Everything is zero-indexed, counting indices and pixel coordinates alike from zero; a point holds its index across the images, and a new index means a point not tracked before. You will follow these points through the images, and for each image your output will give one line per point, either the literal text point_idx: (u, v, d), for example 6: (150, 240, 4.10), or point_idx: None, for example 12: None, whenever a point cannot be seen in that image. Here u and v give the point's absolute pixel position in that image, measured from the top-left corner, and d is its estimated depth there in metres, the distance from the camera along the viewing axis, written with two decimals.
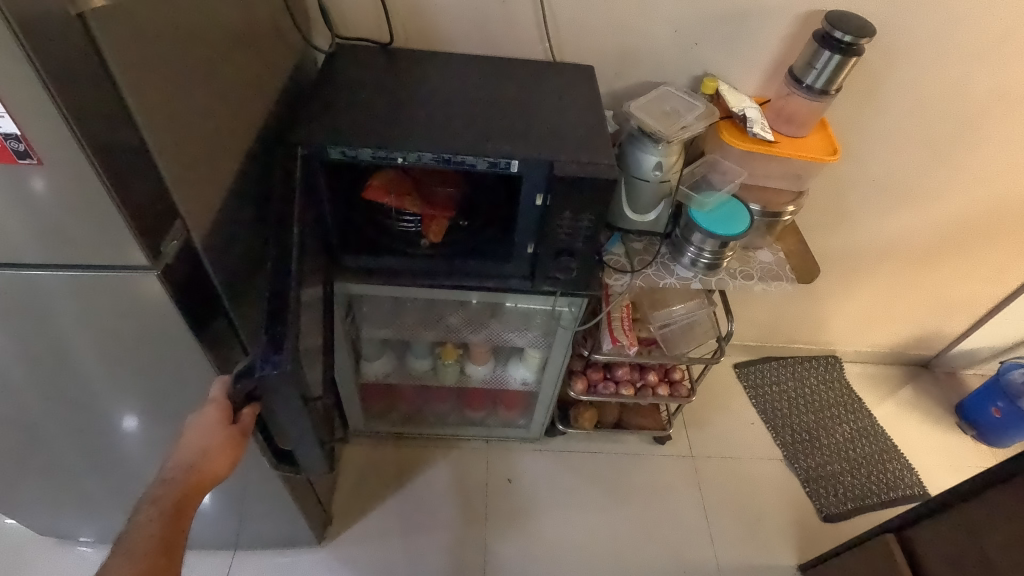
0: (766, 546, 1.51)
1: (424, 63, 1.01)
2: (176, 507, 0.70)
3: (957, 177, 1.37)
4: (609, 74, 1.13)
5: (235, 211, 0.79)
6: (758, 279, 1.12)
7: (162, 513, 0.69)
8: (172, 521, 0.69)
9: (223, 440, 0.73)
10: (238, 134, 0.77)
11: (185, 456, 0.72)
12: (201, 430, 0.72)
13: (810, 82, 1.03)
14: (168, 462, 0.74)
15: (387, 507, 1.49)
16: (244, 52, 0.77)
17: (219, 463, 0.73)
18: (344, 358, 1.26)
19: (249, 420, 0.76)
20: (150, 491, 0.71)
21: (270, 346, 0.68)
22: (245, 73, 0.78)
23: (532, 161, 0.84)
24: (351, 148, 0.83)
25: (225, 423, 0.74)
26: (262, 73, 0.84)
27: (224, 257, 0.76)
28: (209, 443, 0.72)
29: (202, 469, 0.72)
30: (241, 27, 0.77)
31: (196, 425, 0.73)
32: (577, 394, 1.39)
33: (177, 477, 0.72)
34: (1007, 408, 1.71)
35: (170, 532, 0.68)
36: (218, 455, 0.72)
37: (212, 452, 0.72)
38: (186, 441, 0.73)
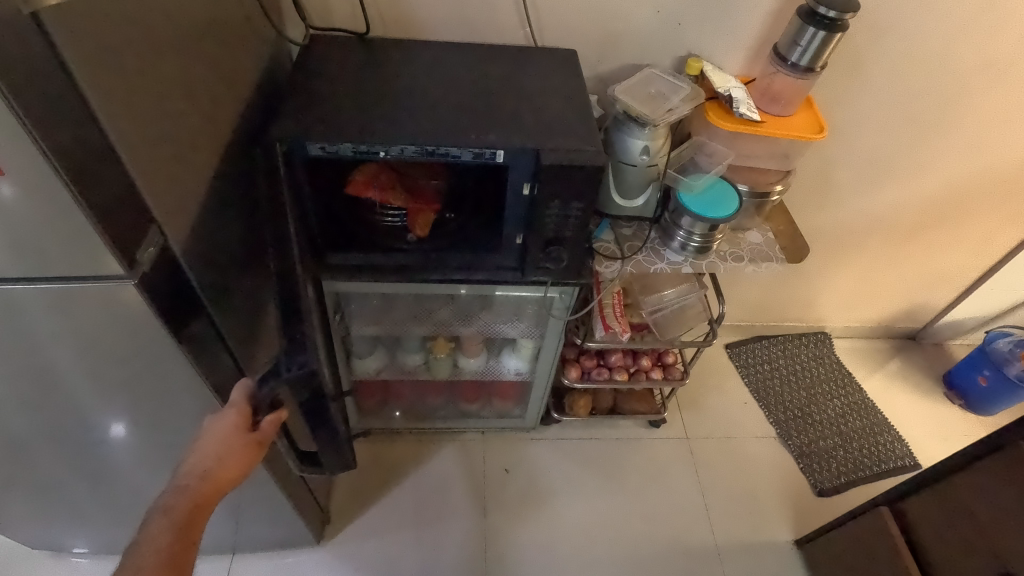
0: (763, 523, 1.53)
1: (402, 52, 0.98)
2: (187, 519, 0.68)
3: (941, 149, 1.37)
4: (592, 57, 1.11)
5: (216, 214, 0.77)
6: (748, 260, 1.12)
7: (173, 524, 0.67)
8: (181, 535, 0.67)
9: (239, 447, 0.72)
10: (213, 134, 0.75)
11: (198, 462, 0.70)
12: (217, 436, 0.71)
13: (795, 59, 1.01)
14: (181, 467, 0.72)
15: (386, 503, 1.48)
16: (214, 47, 0.74)
17: (233, 470, 0.71)
18: (335, 357, 1.24)
19: (268, 430, 0.74)
20: (164, 499, 0.69)
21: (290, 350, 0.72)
22: (216, 68, 0.75)
23: (519, 150, 0.82)
24: (330, 143, 0.81)
25: (244, 430, 0.73)
26: (235, 68, 0.81)
27: (205, 261, 0.74)
28: (224, 450, 0.71)
29: (217, 476, 0.70)
30: (210, 20, 0.74)
31: (215, 429, 0.72)
32: (571, 382, 1.39)
33: (191, 485, 0.70)
34: (994, 375, 1.74)
35: (178, 546, 0.66)
36: (233, 463, 0.71)
37: (227, 459, 0.71)
38: (202, 447, 0.71)
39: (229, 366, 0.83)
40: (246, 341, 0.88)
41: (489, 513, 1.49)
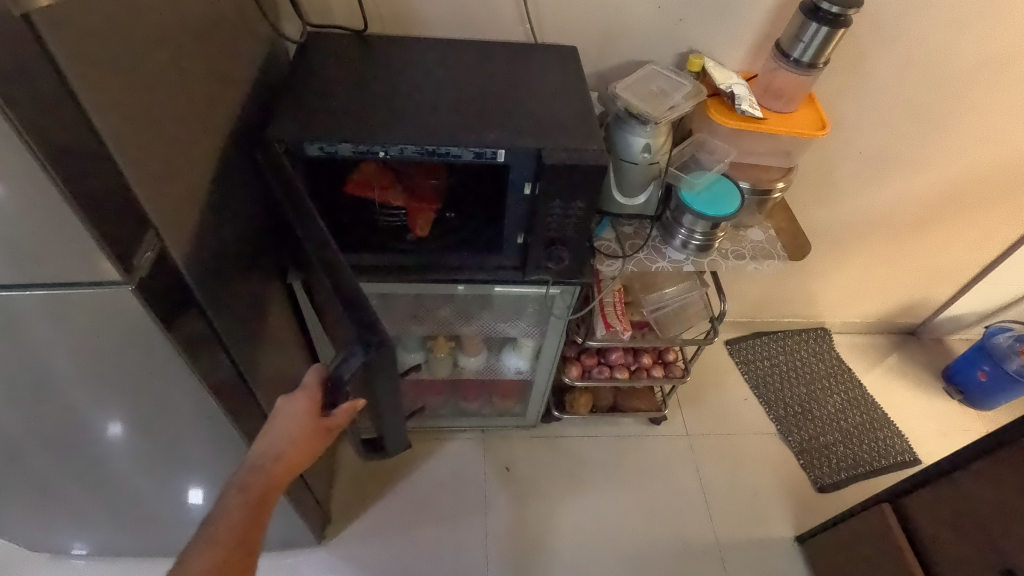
0: (764, 520, 1.53)
1: (400, 49, 0.97)
2: (260, 497, 0.69)
3: (944, 145, 1.37)
4: (593, 53, 1.09)
5: (215, 216, 0.76)
6: (750, 258, 1.11)
7: (248, 502, 0.68)
8: (253, 512, 0.68)
9: (310, 432, 0.69)
10: (211, 135, 0.74)
11: (275, 443, 0.70)
12: (290, 418, 0.69)
13: (797, 56, 1.00)
14: (255, 445, 0.71)
15: (387, 502, 1.48)
16: (210, 46, 0.73)
17: (304, 452, 0.71)
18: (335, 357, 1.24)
19: (339, 420, 0.70)
20: (240, 473, 0.69)
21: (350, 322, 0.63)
22: (213, 67, 0.74)
23: (520, 150, 0.81)
24: (329, 143, 0.80)
25: (316, 416, 0.69)
26: (232, 67, 0.79)
27: (205, 265, 0.73)
28: (296, 433, 0.69)
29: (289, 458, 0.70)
30: (206, 19, 0.73)
31: (287, 410, 0.69)
32: (572, 380, 1.39)
33: (264, 465, 0.70)
34: (993, 371, 1.74)
35: (249, 525, 0.67)
36: (304, 446, 0.70)
37: (298, 441, 0.70)
38: (278, 428, 0.70)
39: (229, 369, 0.83)
40: (246, 343, 0.87)
41: (491, 510, 1.49)
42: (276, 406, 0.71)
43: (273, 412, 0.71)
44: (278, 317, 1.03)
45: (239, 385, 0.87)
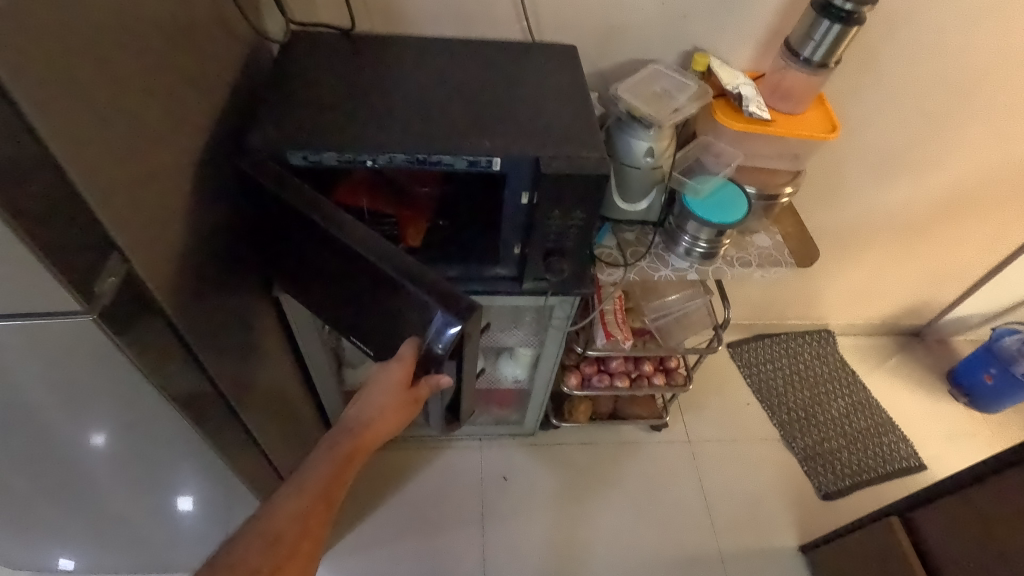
0: (767, 529, 1.50)
1: (389, 49, 0.92)
2: (344, 461, 0.68)
3: (954, 145, 1.32)
4: (592, 52, 1.04)
5: (192, 231, 0.72)
6: (756, 265, 1.07)
7: (332, 461, 0.67)
8: (337, 474, 0.67)
9: (399, 402, 0.69)
10: (185, 146, 0.69)
11: (362, 409, 0.69)
12: (383, 386, 0.69)
13: (807, 55, 0.96)
14: (348, 410, 0.71)
15: (383, 512, 1.45)
16: (182, 51, 0.68)
17: (390, 423, 0.70)
18: (326, 368, 1.19)
19: (428, 392, 0.71)
20: (329, 434, 0.70)
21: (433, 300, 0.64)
22: (186, 73, 0.69)
23: (517, 158, 0.77)
24: (314, 152, 0.75)
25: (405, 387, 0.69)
26: (208, 71, 0.74)
27: (179, 284, 0.69)
28: (386, 403, 0.69)
29: (373, 428, 0.69)
30: (179, 21, 0.68)
31: (382, 380, 0.69)
32: (571, 389, 1.34)
33: (352, 429, 0.69)
34: (1000, 373, 1.71)
35: (332, 484, 0.66)
36: (391, 417, 0.69)
37: (387, 411, 0.69)
38: (369, 394, 0.70)
39: (208, 390, 0.79)
40: (227, 362, 0.83)
41: (488, 523, 1.45)
42: (372, 373, 0.72)
43: (366, 378, 0.72)
44: (265, 330, 0.99)
45: (219, 406, 0.82)
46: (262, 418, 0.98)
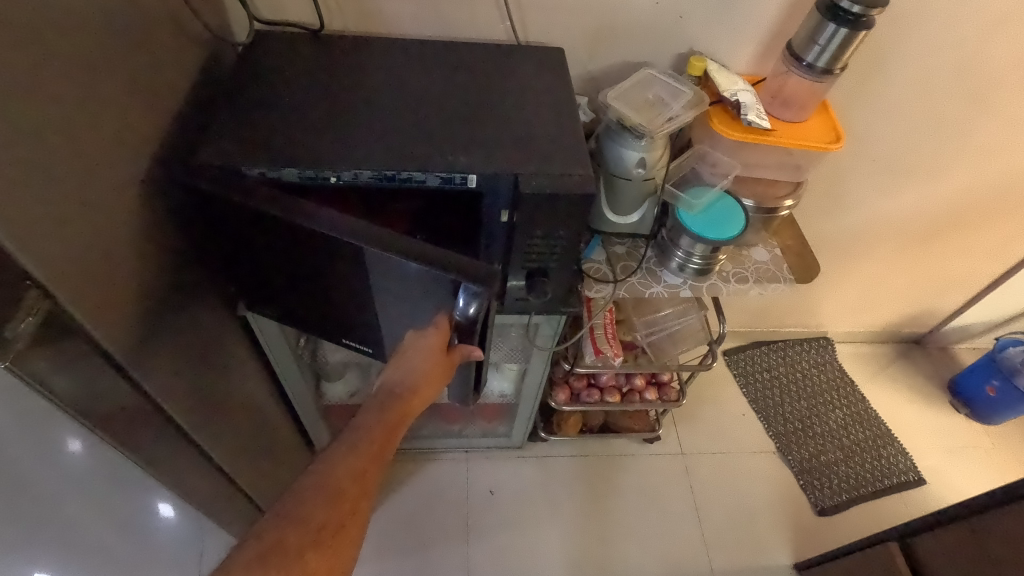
0: (761, 546, 1.46)
1: (363, 51, 0.85)
2: (394, 422, 0.70)
3: (964, 153, 1.26)
4: (582, 54, 0.98)
5: (139, 254, 0.65)
6: (753, 282, 1.01)
7: (385, 422, 0.70)
8: (390, 432, 0.70)
9: (439, 367, 0.70)
10: (128, 162, 0.62)
11: (405, 371, 0.71)
12: (424, 351, 0.70)
13: (811, 60, 0.89)
14: (386, 377, 0.72)
15: (373, 527, 1.40)
16: (127, 58, 0.62)
17: (431, 389, 0.70)
18: (302, 384, 1.14)
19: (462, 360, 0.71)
20: (375, 397, 0.71)
21: (449, 275, 0.59)
22: (132, 83, 0.63)
23: (497, 175, 0.71)
24: (272, 167, 0.69)
25: (444, 353, 0.70)
26: (160, 78, 0.68)
27: (121, 314, 0.62)
28: (429, 367, 0.70)
29: (417, 394, 0.70)
30: (121, 24, 0.61)
31: (421, 346, 0.71)
32: (559, 405, 1.29)
33: (398, 395, 0.70)
34: (1003, 386, 1.66)
35: (383, 442, 0.68)
36: (433, 381, 0.70)
37: (430, 377, 0.70)
38: (409, 359, 0.71)
39: (160, 423, 0.73)
40: (185, 391, 0.76)
41: (473, 539, 1.41)
42: (407, 341, 0.73)
43: (402, 345, 0.74)
44: (233, 349, 0.93)
45: (175, 438, 0.77)
46: (229, 443, 0.92)
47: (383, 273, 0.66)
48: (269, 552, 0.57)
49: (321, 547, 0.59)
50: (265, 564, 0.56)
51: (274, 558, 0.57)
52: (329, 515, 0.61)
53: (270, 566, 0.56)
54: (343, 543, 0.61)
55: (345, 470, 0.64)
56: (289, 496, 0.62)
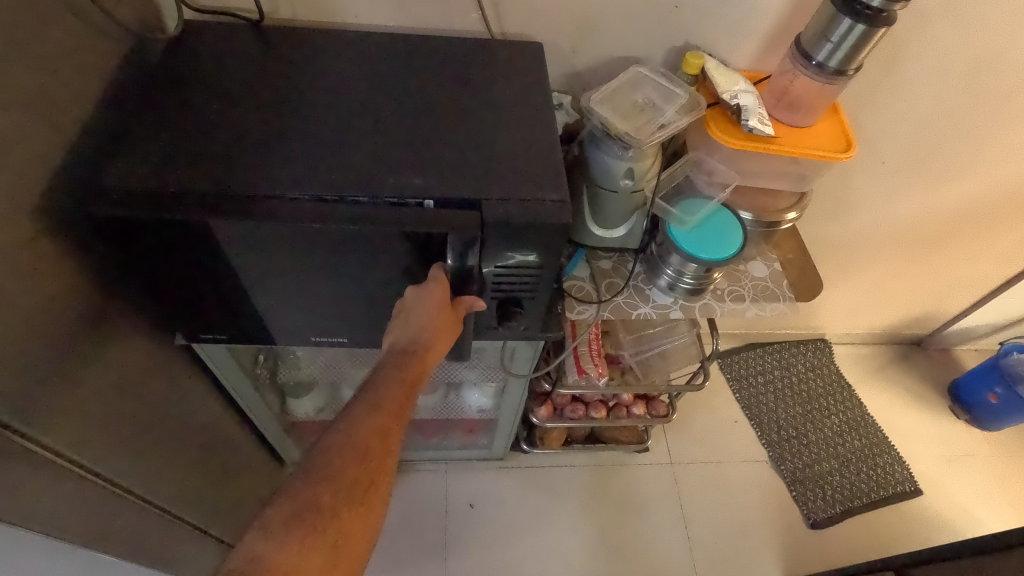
0: (751, 561, 1.40)
1: (314, 49, 0.75)
2: (415, 375, 0.60)
3: (981, 154, 1.16)
4: (566, 48, 0.87)
5: (36, 298, 0.55)
6: (750, 301, 0.93)
7: (405, 379, 0.59)
8: (410, 388, 0.59)
9: (447, 319, 0.62)
10: (15, 190, 0.52)
11: (412, 328, 0.61)
12: (428, 306, 0.62)
13: (821, 60, 0.79)
14: (390, 339, 0.62)
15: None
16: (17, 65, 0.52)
17: (444, 343, 0.62)
18: (263, 405, 1.05)
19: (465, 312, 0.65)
20: (385, 357, 0.61)
21: (440, 230, 0.60)
22: (25, 92, 0.53)
23: (461, 201, 0.62)
24: (199, 189, 0.59)
25: (448, 306, 0.63)
26: (68, 84, 0.58)
27: (13, 372, 0.53)
28: (437, 321, 0.61)
29: (429, 349, 0.61)
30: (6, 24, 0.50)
31: (421, 302, 0.62)
32: (541, 421, 1.22)
33: (410, 354, 0.60)
34: (1005, 393, 1.59)
35: (404, 398, 0.58)
36: (445, 333, 0.61)
37: (441, 329, 0.61)
38: (411, 315, 0.62)
39: (75, 478, 0.64)
40: (108, 440, 0.67)
41: (450, 556, 1.34)
42: (403, 299, 0.64)
43: (399, 304, 0.64)
44: (181, 379, 0.84)
45: (97, 492, 0.68)
46: (180, 480, 0.85)
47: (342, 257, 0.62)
48: (306, 510, 0.49)
49: (355, 503, 0.51)
50: (304, 525, 0.48)
51: (311, 516, 0.49)
52: (362, 471, 0.53)
53: (307, 527, 0.48)
54: (377, 499, 0.53)
55: (372, 427, 0.55)
56: (316, 450, 0.53)
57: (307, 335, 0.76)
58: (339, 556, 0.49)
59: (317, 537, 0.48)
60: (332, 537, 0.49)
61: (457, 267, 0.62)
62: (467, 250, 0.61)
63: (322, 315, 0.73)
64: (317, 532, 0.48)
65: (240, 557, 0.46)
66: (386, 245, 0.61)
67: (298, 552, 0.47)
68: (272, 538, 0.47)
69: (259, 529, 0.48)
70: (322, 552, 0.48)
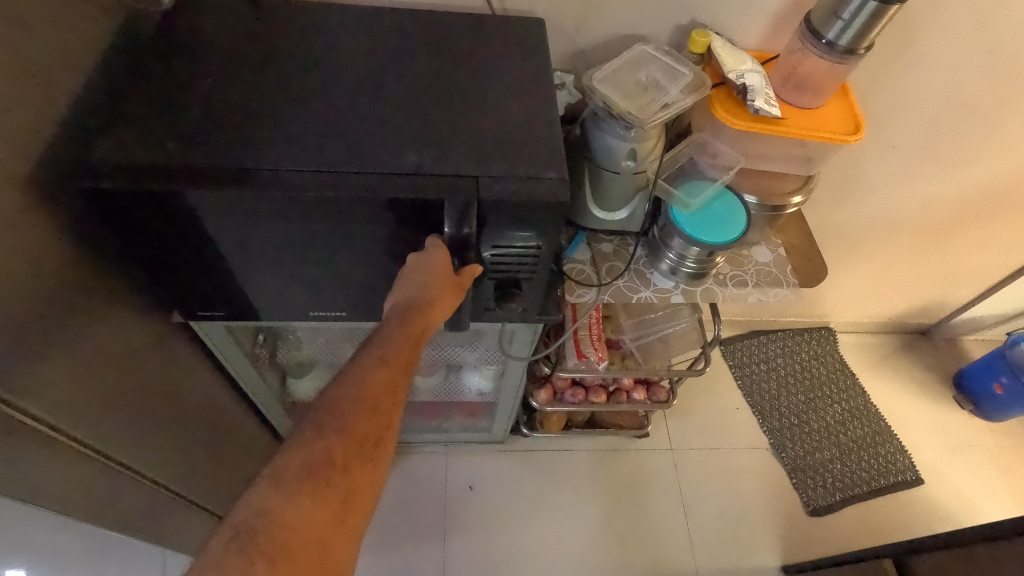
0: (748, 546, 1.41)
1: (310, 25, 0.74)
2: (418, 335, 0.59)
3: (993, 140, 1.14)
4: (570, 24, 0.85)
5: (30, 272, 0.55)
6: (753, 286, 0.91)
7: (408, 336, 0.58)
8: (413, 346, 0.59)
9: (451, 283, 0.61)
10: (4, 162, 0.51)
11: (416, 288, 0.60)
12: (430, 270, 0.60)
13: (831, 38, 0.77)
14: (390, 302, 0.61)
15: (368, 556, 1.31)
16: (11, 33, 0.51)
17: (444, 308, 0.60)
18: (262, 384, 1.05)
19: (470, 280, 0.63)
20: (388, 315, 0.60)
21: (436, 196, 0.59)
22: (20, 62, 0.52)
23: (457, 180, 0.61)
24: (192, 162, 0.59)
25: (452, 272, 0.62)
26: (63, 56, 0.57)
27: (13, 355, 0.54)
28: (437, 284, 0.60)
29: (431, 312, 0.59)
30: None
31: (423, 265, 0.60)
32: (540, 405, 1.21)
33: (413, 313, 0.59)
34: (1011, 383, 1.58)
35: (408, 354, 0.58)
36: (446, 298, 0.60)
37: (441, 293, 0.60)
38: (413, 277, 0.60)
39: (66, 451, 0.64)
40: (104, 416, 0.67)
41: (450, 536, 1.36)
42: (405, 262, 0.62)
43: (401, 267, 0.62)
44: (180, 356, 0.84)
45: (93, 465, 0.68)
46: (178, 456, 0.85)
47: (336, 229, 0.62)
48: (318, 464, 0.49)
49: (365, 458, 0.52)
50: (315, 479, 0.48)
51: (321, 472, 0.49)
52: (372, 426, 0.53)
53: (319, 480, 0.48)
54: (384, 455, 0.53)
55: (378, 384, 0.55)
56: (320, 406, 0.53)
57: (304, 313, 0.76)
58: (348, 510, 0.49)
59: (328, 490, 0.48)
60: (343, 491, 0.49)
61: (454, 236, 0.61)
62: (463, 220, 0.60)
63: (318, 292, 0.73)
64: (326, 486, 0.48)
65: (250, 511, 0.46)
66: (381, 220, 0.61)
67: (310, 506, 0.47)
68: (284, 491, 0.47)
69: (270, 479, 0.48)
70: (332, 506, 0.48)
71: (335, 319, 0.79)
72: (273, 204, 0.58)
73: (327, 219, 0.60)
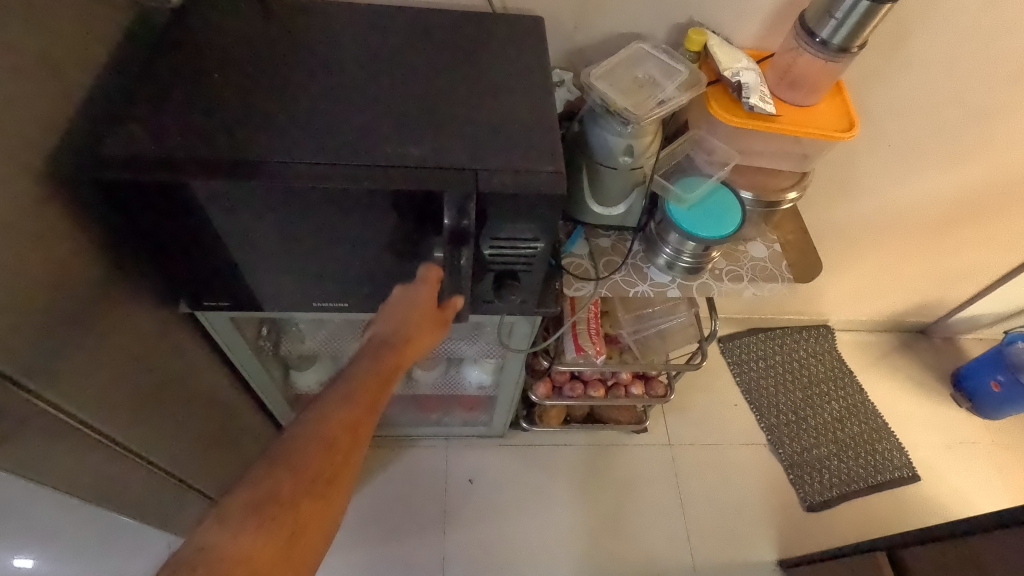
0: (745, 540, 1.42)
1: (314, 22, 0.76)
2: (388, 373, 0.60)
3: (989, 139, 1.15)
4: (569, 23, 0.87)
5: (43, 259, 0.57)
6: (748, 281, 0.93)
7: (377, 373, 0.59)
8: (382, 381, 0.59)
9: (429, 313, 0.66)
10: (21, 153, 0.53)
11: (394, 324, 0.64)
12: (408, 304, 0.66)
13: (825, 37, 0.78)
14: (370, 337, 0.64)
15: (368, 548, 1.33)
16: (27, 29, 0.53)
17: (423, 340, 0.65)
18: (266, 376, 1.07)
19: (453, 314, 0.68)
20: (363, 352, 0.62)
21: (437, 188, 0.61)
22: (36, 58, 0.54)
23: (457, 173, 0.63)
24: (200, 155, 0.61)
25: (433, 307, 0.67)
26: (76, 52, 0.59)
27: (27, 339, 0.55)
28: (415, 315, 0.65)
29: (405, 345, 0.62)
30: None
31: (402, 302, 0.66)
32: (539, 399, 1.23)
33: (386, 349, 0.61)
34: (1008, 381, 1.59)
35: (376, 391, 0.58)
36: (424, 329, 0.65)
37: (418, 326, 0.64)
38: (396, 311, 0.66)
39: (76, 434, 0.66)
40: (113, 401, 0.69)
41: (450, 529, 1.37)
42: (390, 297, 0.68)
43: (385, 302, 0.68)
44: (186, 346, 0.86)
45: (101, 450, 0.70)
46: (183, 444, 0.87)
47: (340, 220, 0.64)
48: (263, 500, 0.48)
49: (316, 496, 0.50)
50: (260, 515, 0.47)
51: (268, 508, 0.48)
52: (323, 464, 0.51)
53: (263, 514, 0.47)
54: (338, 494, 0.52)
55: (339, 420, 0.54)
56: (277, 442, 0.52)
57: (308, 304, 0.78)
58: (291, 549, 0.47)
59: (273, 527, 0.47)
60: (289, 528, 0.48)
61: (454, 226, 0.63)
62: (463, 211, 0.62)
63: (321, 283, 0.74)
64: (273, 520, 0.47)
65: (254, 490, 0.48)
66: (382, 211, 0.63)
67: (253, 540, 0.46)
68: (226, 526, 0.46)
69: (215, 517, 0.47)
70: (276, 543, 0.47)
71: (338, 310, 0.80)
72: (278, 195, 0.60)
73: (331, 210, 0.62)
